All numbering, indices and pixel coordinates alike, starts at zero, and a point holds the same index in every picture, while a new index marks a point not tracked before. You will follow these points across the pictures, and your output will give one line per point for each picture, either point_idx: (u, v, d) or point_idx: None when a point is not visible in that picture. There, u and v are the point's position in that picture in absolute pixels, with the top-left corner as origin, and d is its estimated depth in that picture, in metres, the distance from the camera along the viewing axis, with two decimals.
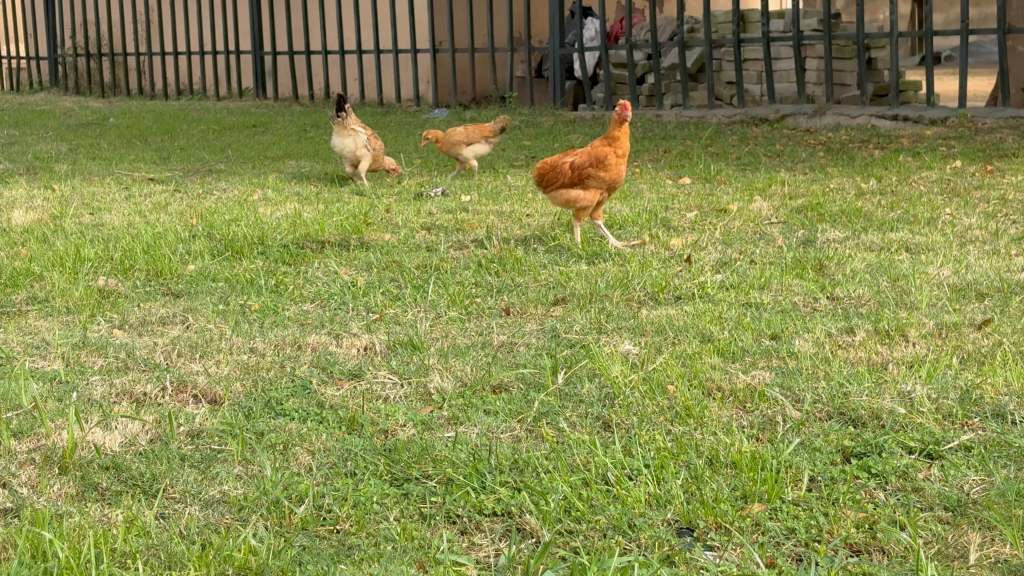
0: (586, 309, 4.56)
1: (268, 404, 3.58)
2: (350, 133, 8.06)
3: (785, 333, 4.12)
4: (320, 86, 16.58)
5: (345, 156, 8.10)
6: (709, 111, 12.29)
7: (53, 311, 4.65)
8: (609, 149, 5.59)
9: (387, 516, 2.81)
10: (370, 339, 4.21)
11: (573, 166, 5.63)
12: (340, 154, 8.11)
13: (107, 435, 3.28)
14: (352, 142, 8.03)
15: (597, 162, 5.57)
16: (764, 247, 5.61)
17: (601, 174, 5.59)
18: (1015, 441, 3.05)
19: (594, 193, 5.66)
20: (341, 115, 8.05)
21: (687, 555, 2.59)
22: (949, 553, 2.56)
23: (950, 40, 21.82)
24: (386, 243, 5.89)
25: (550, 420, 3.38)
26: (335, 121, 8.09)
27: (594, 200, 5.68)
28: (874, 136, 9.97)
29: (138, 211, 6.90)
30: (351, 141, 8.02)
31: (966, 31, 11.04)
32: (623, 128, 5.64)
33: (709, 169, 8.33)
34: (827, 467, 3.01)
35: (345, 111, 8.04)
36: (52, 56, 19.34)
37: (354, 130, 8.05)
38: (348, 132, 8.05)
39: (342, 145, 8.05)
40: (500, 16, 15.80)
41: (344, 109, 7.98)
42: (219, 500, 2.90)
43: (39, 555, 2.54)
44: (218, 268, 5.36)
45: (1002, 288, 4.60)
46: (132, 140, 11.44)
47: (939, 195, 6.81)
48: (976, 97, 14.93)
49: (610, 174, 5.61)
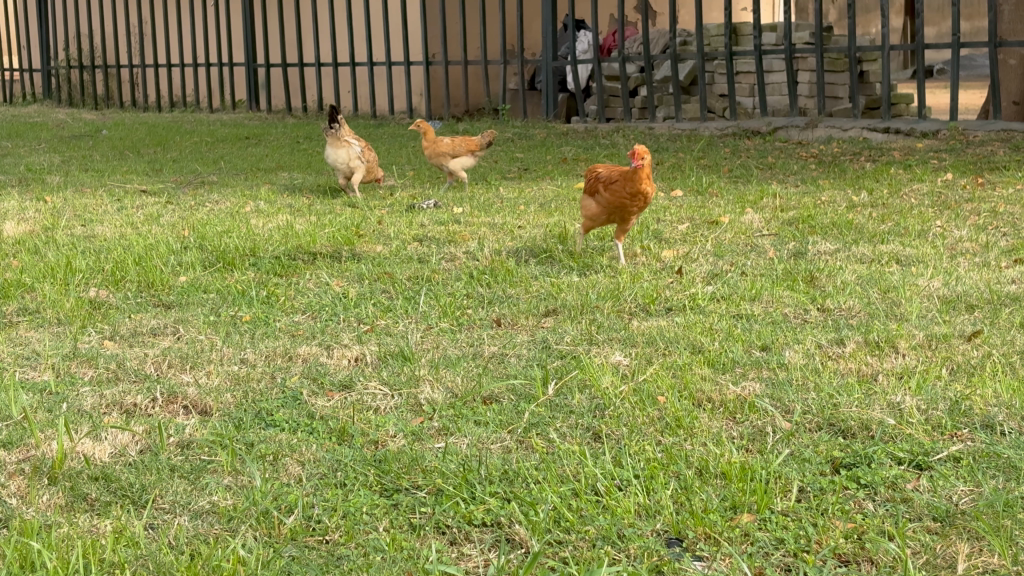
0: (577, 320, 4.57)
1: (258, 415, 3.58)
2: (344, 145, 8.04)
3: (775, 344, 4.13)
4: (313, 98, 16.61)
5: (338, 168, 8.08)
6: (701, 124, 12.33)
7: (44, 323, 4.65)
8: (622, 177, 5.44)
9: (376, 527, 2.82)
10: (360, 350, 4.22)
11: (595, 177, 5.64)
12: (333, 165, 8.09)
13: (97, 446, 3.28)
14: (345, 154, 8.02)
15: (607, 183, 5.51)
16: (756, 259, 5.63)
17: (605, 195, 5.52)
18: (1005, 452, 3.06)
19: (601, 210, 5.60)
20: (334, 126, 8.03)
21: (675, 566, 2.59)
22: (937, 564, 2.56)
23: (941, 53, 22.00)
24: (377, 255, 5.91)
25: (540, 430, 3.39)
26: (328, 132, 8.06)
27: (601, 216, 5.63)
28: (866, 148, 10.01)
29: (129, 223, 6.90)
30: (344, 153, 8.01)
31: (958, 45, 11.10)
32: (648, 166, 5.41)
33: (700, 181, 8.35)
34: (816, 478, 3.01)
35: (338, 123, 8.02)
36: (45, 68, 19.34)
37: (347, 142, 8.04)
38: (342, 144, 8.03)
39: (336, 157, 8.03)
40: (493, 27, 15.86)
41: (337, 121, 7.94)
42: (208, 511, 2.90)
43: (27, 566, 2.53)
44: (209, 279, 5.36)
45: (992, 300, 4.61)
46: (124, 152, 11.44)
47: (930, 207, 6.83)
48: (967, 110, 15.02)
49: (612, 198, 5.49)
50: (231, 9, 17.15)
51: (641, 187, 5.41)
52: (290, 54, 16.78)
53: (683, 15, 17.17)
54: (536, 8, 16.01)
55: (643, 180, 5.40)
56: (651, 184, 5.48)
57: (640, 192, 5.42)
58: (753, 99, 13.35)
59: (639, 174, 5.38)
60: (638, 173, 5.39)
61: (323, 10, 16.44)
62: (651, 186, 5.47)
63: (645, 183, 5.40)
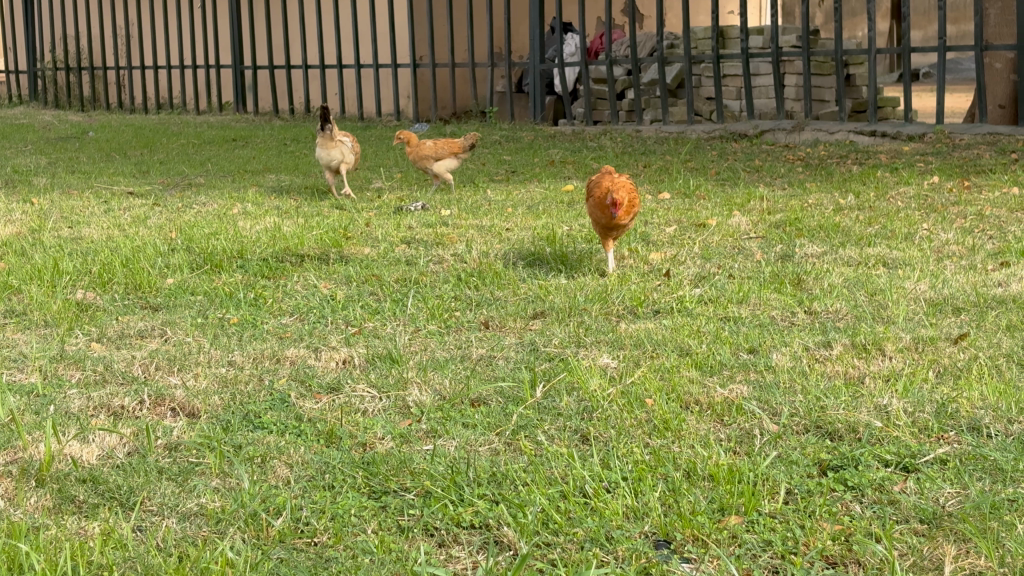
0: (564, 323, 4.58)
1: (246, 417, 3.58)
2: (335, 145, 8.04)
3: (762, 347, 4.14)
4: (300, 100, 16.59)
5: (329, 166, 8.09)
6: (688, 127, 12.35)
7: (31, 325, 4.63)
8: (601, 203, 5.27)
9: (365, 529, 2.82)
10: (349, 353, 4.21)
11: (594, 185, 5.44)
12: (324, 164, 8.10)
13: (85, 448, 3.28)
14: (337, 154, 8.02)
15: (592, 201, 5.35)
16: (743, 261, 5.66)
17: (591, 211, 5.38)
18: (991, 454, 3.08)
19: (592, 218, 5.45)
20: (326, 126, 8.02)
21: (663, 568, 2.60)
22: (924, 566, 2.57)
23: (927, 56, 22.20)
24: (364, 257, 5.89)
25: (528, 432, 3.40)
26: (320, 132, 8.05)
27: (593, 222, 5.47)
28: (851, 151, 10.05)
29: (117, 224, 6.89)
30: (337, 153, 8.02)
31: (944, 49, 11.15)
32: (624, 199, 5.20)
33: (687, 184, 8.36)
34: (803, 480, 3.02)
35: (330, 123, 8.01)
36: (32, 70, 19.26)
37: (339, 142, 8.05)
38: (334, 144, 8.04)
39: (327, 157, 8.03)
40: (480, 30, 15.88)
41: (329, 121, 7.93)
42: (197, 513, 2.90)
43: (15, 568, 2.52)
44: (197, 281, 5.35)
45: (978, 303, 4.63)
46: (110, 154, 11.41)
47: (916, 210, 6.88)
48: (953, 113, 15.11)
49: (594, 217, 5.35)
50: (218, 9, 17.11)
51: (615, 220, 5.24)
52: (277, 55, 16.75)
53: (670, 19, 17.22)
54: (523, 11, 16.02)
55: (619, 215, 5.20)
56: (633, 209, 5.28)
57: (617, 224, 5.26)
58: (740, 102, 13.38)
59: (615, 210, 5.18)
60: (614, 208, 5.19)
61: (310, 11, 16.45)
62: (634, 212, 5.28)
63: (621, 218, 5.22)
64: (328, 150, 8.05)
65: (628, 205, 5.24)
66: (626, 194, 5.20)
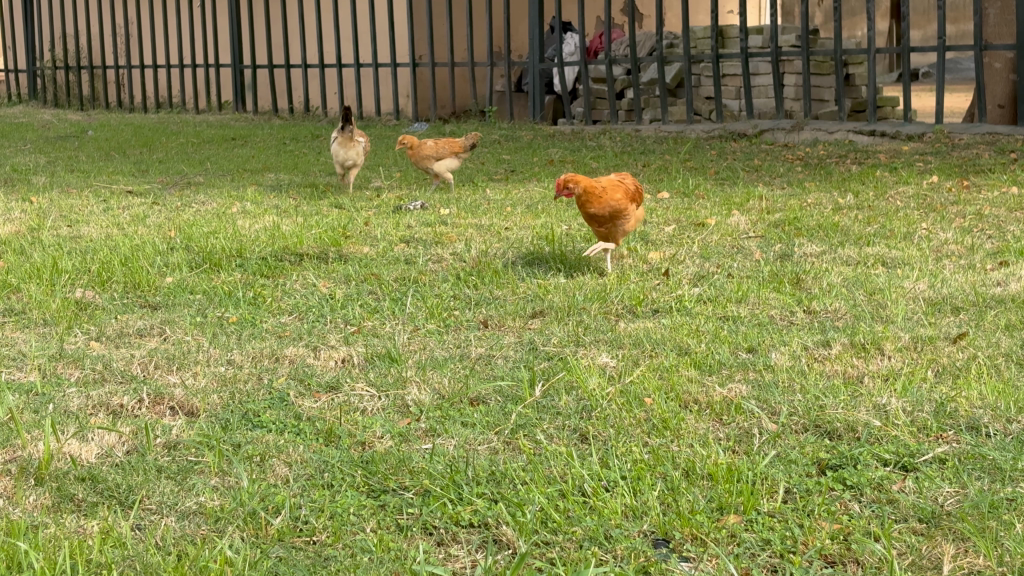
0: (563, 322, 4.58)
1: (245, 416, 3.58)
2: (353, 145, 8.11)
3: (762, 346, 4.15)
4: (299, 98, 16.62)
5: (343, 164, 8.19)
6: (686, 127, 12.34)
7: (30, 324, 4.62)
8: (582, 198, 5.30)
9: (364, 528, 2.82)
10: (348, 351, 4.22)
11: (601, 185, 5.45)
12: (338, 161, 8.18)
13: (84, 446, 3.28)
14: (354, 155, 8.12)
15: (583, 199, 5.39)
16: (742, 260, 5.66)
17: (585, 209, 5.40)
18: (989, 453, 3.08)
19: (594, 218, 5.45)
20: (345, 126, 8.07)
21: (662, 566, 2.60)
22: (922, 564, 2.57)
23: (927, 56, 22.34)
24: (364, 255, 5.91)
25: (527, 431, 3.40)
26: (338, 130, 8.11)
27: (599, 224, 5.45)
28: (850, 151, 10.04)
29: (116, 223, 6.89)
30: (353, 153, 8.10)
31: (943, 49, 11.14)
32: (589, 186, 5.20)
33: (686, 184, 8.36)
34: (802, 479, 3.02)
35: (350, 124, 8.06)
36: (33, 68, 19.26)
37: (357, 143, 8.12)
38: (351, 144, 8.11)
39: (344, 156, 8.11)
40: (479, 30, 15.89)
41: (349, 122, 7.99)
42: (196, 511, 2.90)
43: (14, 566, 2.52)
44: (195, 279, 5.36)
45: (977, 303, 4.63)
46: (109, 152, 11.43)
47: (916, 210, 6.87)
48: (953, 112, 15.08)
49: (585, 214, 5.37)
50: (218, 8, 17.13)
51: (588, 210, 5.23)
52: (277, 54, 16.77)
53: (670, 18, 17.23)
54: (523, 10, 16.03)
55: (586, 204, 5.22)
56: (610, 200, 5.21)
57: (591, 213, 5.24)
58: (739, 102, 13.39)
59: (580, 200, 5.22)
60: (581, 199, 5.22)
61: (310, 11, 16.47)
62: (610, 203, 5.21)
63: (588, 206, 5.22)
64: (344, 149, 8.12)
65: (598, 195, 5.21)
66: (590, 181, 5.21)
